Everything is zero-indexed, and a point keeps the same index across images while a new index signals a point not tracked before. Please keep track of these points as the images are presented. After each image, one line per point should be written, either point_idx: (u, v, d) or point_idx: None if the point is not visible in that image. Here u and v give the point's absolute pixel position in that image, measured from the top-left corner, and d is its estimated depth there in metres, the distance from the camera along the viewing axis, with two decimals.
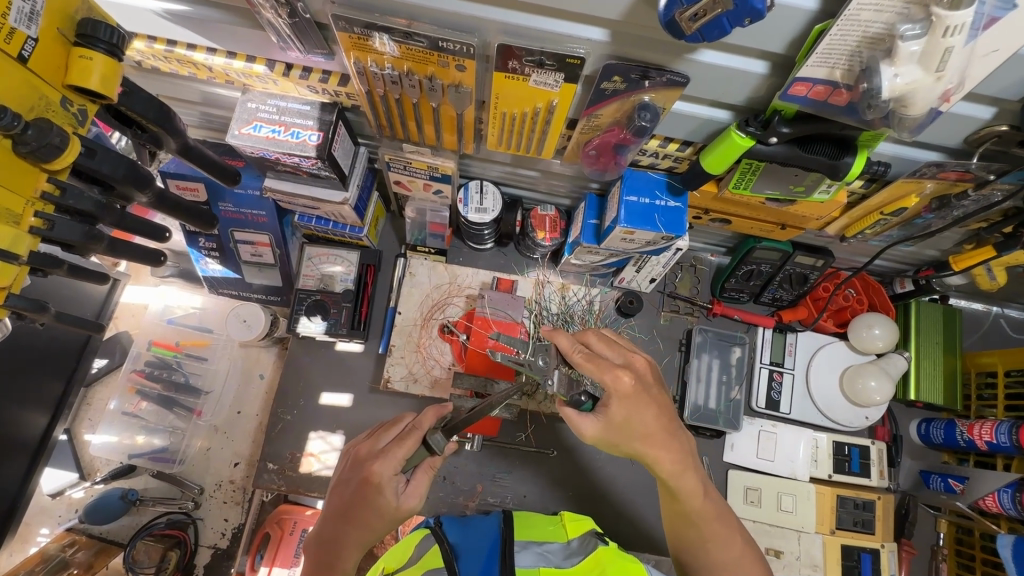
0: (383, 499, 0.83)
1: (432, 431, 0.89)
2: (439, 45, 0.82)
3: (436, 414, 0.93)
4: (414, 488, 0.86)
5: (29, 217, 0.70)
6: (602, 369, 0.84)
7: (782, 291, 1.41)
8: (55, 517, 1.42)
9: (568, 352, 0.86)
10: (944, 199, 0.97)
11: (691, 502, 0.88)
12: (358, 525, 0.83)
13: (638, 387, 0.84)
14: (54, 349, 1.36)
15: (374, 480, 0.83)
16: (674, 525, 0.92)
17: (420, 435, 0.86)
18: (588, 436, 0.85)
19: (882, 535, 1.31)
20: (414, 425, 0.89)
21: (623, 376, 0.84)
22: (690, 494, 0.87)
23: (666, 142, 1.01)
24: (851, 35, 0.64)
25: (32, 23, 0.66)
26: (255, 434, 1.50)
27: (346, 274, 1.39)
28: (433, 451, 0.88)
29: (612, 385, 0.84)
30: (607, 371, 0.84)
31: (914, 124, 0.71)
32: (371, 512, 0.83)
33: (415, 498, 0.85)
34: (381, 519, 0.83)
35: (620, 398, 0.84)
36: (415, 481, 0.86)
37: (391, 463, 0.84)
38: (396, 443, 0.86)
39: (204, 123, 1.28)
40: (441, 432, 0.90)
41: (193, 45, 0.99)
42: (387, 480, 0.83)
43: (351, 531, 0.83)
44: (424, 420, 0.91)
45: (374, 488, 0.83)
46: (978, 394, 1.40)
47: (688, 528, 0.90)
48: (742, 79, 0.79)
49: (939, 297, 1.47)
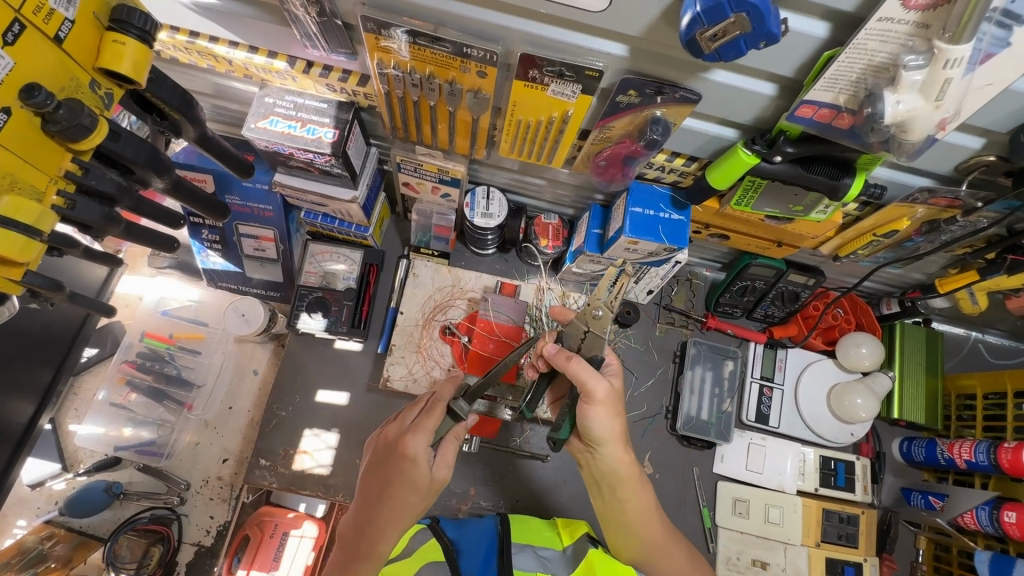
0: (418, 472, 0.85)
1: (454, 399, 0.91)
2: (462, 51, 0.85)
3: (452, 385, 0.95)
4: (443, 458, 0.90)
5: (51, 195, 0.70)
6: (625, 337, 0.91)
7: (774, 308, 1.45)
8: (33, 509, 1.37)
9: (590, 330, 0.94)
10: (934, 223, 1.02)
11: (633, 509, 0.99)
12: (395, 505, 0.86)
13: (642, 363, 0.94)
14: (48, 335, 1.33)
15: (409, 455, 0.85)
16: (607, 506, 1.01)
17: (444, 405, 0.89)
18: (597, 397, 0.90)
19: (865, 549, 1.35)
20: (435, 397, 0.92)
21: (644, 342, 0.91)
22: (633, 493, 0.98)
23: (672, 157, 1.05)
24: (857, 63, 0.68)
25: (70, 5, 0.67)
26: (246, 430, 1.47)
27: (348, 273, 1.40)
28: (457, 417, 0.90)
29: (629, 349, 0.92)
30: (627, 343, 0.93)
31: (912, 149, 0.75)
32: (406, 490, 0.85)
33: (445, 467, 0.89)
34: (417, 494, 0.86)
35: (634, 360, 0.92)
36: (443, 451, 0.90)
37: (422, 436, 0.86)
38: (425, 416, 0.89)
39: (217, 117, 1.29)
40: (464, 398, 0.91)
41: (216, 38, 1.01)
42: (421, 452, 0.86)
43: (389, 512, 0.86)
44: (443, 391, 0.94)
45: (409, 462, 0.86)
46: (957, 415, 1.45)
47: (620, 512, 1.00)
48: (752, 100, 0.83)
49: (922, 319, 1.53)
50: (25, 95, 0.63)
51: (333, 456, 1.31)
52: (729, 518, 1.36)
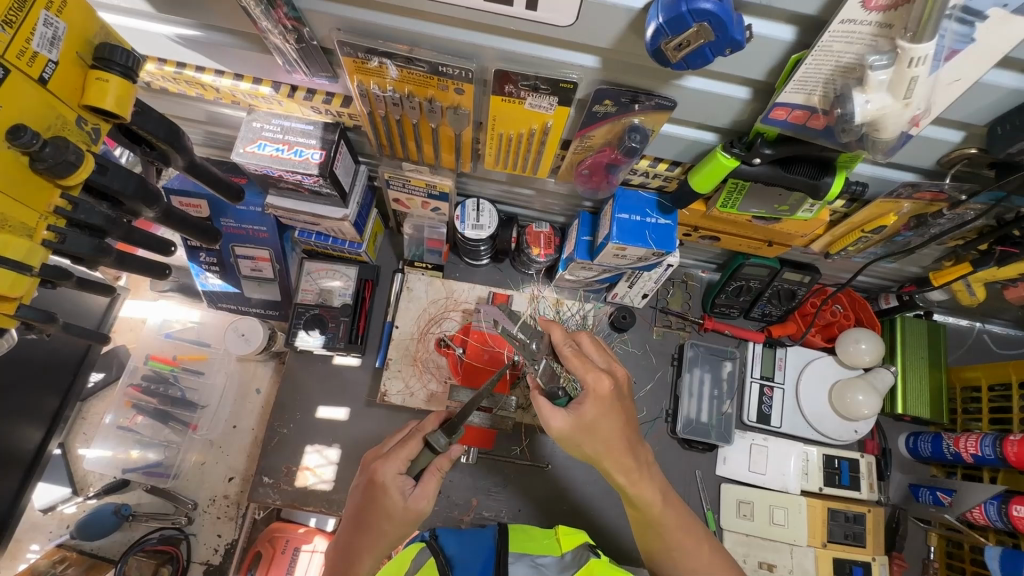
0: (388, 500, 0.87)
1: (433, 432, 0.92)
2: (439, 70, 0.86)
3: (438, 420, 0.97)
4: (421, 491, 0.88)
5: (42, 230, 0.73)
6: (587, 367, 0.90)
7: (771, 307, 1.44)
8: (46, 534, 1.40)
9: (559, 344, 0.94)
10: (922, 218, 1.01)
11: (663, 527, 0.95)
12: (370, 532, 0.88)
13: (614, 394, 0.89)
14: (54, 362, 1.37)
15: (378, 482, 0.88)
16: (642, 532, 0.98)
17: (420, 437, 0.90)
18: (556, 429, 0.88)
19: (873, 548, 1.33)
20: (416, 430, 0.95)
21: (604, 378, 0.89)
22: (649, 503, 0.93)
23: (655, 162, 1.05)
24: (824, 66, 0.69)
25: (53, 48, 0.70)
26: (251, 448, 1.49)
27: (344, 289, 1.41)
28: (435, 452, 0.91)
29: (592, 385, 0.89)
30: (591, 371, 0.89)
31: (887, 147, 0.75)
32: (379, 518, 0.87)
33: (422, 499, 0.87)
34: (390, 522, 0.87)
35: (595, 399, 0.88)
36: (422, 484, 0.89)
37: (393, 463, 0.89)
38: (400, 446, 0.92)
39: (209, 142, 1.31)
40: (444, 432, 0.92)
41: (202, 68, 1.03)
42: (391, 480, 0.88)
43: (365, 538, 0.88)
44: (427, 424, 0.96)
45: (379, 489, 0.88)
46: (964, 408, 1.43)
47: (654, 535, 0.96)
48: (726, 104, 0.83)
49: (924, 312, 1.51)
50: (11, 136, 0.66)
51: (335, 471, 1.33)
52: (734, 520, 1.35)
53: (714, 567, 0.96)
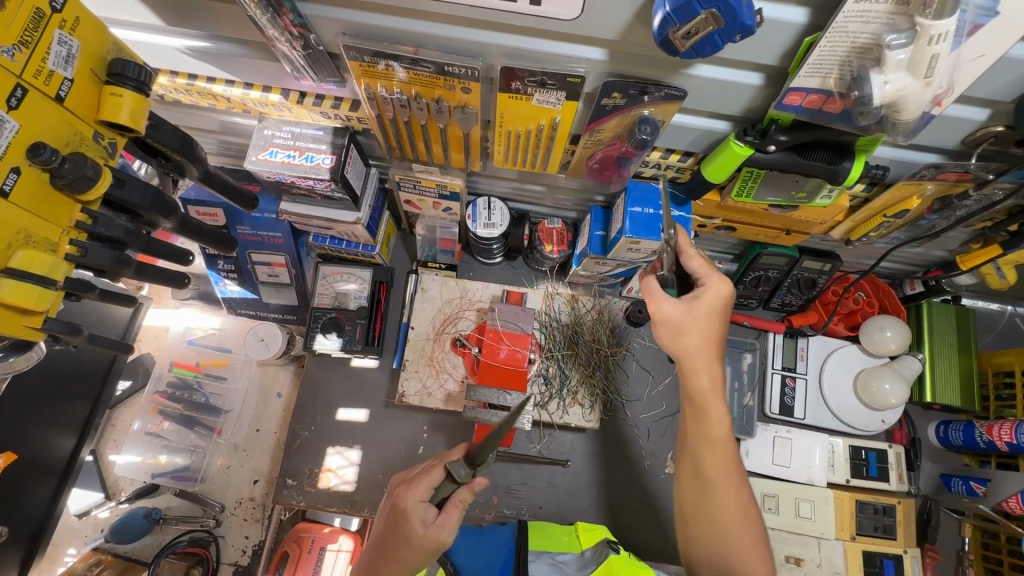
0: (410, 527, 0.86)
1: (455, 462, 0.87)
2: (445, 70, 0.86)
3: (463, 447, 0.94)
4: (443, 520, 0.86)
5: (64, 244, 0.74)
6: (707, 264, 0.87)
7: (791, 296, 1.41)
8: (81, 538, 1.44)
9: (685, 248, 0.89)
10: (947, 200, 0.98)
11: None
12: (392, 558, 0.87)
13: (730, 301, 0.86)
14: (82, 372, 1.40)
15: (400, 506, 0.88)
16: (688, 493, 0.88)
17: (441, 466, 0.87)
18: (667, 314, 0.86)
19: (904, 540, 1.30)
20: (441, 457, 0.94)
21: (727, 282, 0.86)
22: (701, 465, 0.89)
23: (667, 154, 1.04)
24: (840, 46, 0.67)
25: (68, 65, 0.71)
26: (274, 450, 1.52)
27: (360, 292, 1.42)
28: (455, 482, 0.86)
29: (709, 278, 0.86)
30: (716, 270, 0.86)
31: (908, 128, 0.73)
32: (400, 543, 0.86)
33: (443, 530, 0.86)
34: (411, 549, 0.86)
35: (712, 296, 0.85)
36: (445, 513, 0.87)
37: (416, 489, 0.88)
38: (423, 472, 0.91)
39: (222, 151, 1.34)
40: (466, 463, 0.87)
41: (213, 78, 1.05)
42: (413, 505, 0.87)
43: (386, 562, 0.87)
44: (452, 453, 0.94)
45: (401, 514, 0.87)
46: (996, 394, 1.38)
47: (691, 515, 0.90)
48: (738, 91, 0.82)
49: (950, 297, 1.46)
50: (31, 154, 0.67)
51: (356, 472, 1.34)
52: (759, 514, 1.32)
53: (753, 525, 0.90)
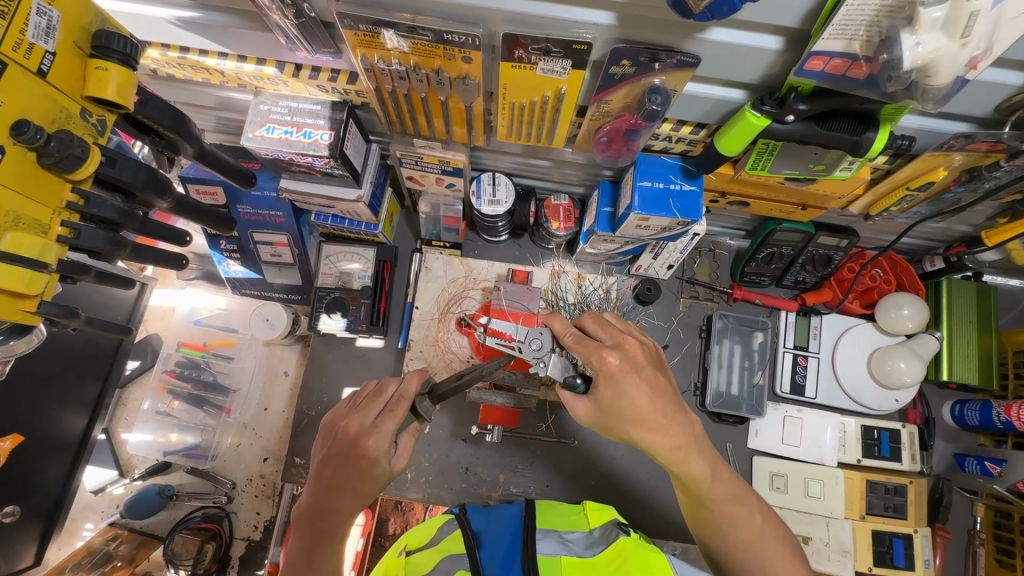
0: (380, 470, 0.82)
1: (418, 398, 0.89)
2: (444, 38, 0.82)
3: (420, 378, 0.91)
4: (403, 450, 0.87)
5: (56, 226, 0.73)
6: (589, 351, 0.86)
7: (805, 273, 1.37)
8: (98, 513, 1.46)
9: (561, 334, 0.91)
10: (974, 171, 0.93)
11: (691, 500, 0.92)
12: (355, 496, 0.83)
13: (625, 368, 0.84)
14: (89, 353, 1.41)
15: (369, 454, 0.81)
16: (689, 510, 0.92)
17: (409, 405, 0.84)
18: (583, 416, 0.88)
19: (915, 520, 1.29)
20: (399, 394, 0.87)
21: (608, 357, 0.84)
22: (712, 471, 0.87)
23: (679, 125, 0.99)
24: (869, 5, 0.62)
25: (49, 38, 0.68)
26: (282, 429, 1.53)
27: (363, 271, 1.40)
28: (420, 417, 0.90)
29: (598, 366, 0.85)
30: (594, 352, 0.85)
31: (939, 95, 0.68)
32: (367, 484, 0.82)
33: (404, 458, 0.87)
34: (376, 486, 0.84)
35: (606, 378, 0.84)
36: (403, 443, 0.87)
37: (383, 436, 0.81)
38: (386, 415, 0.84)
39: (221, 128, 1.31)
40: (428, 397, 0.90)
41: (205, 52, 1.01)
42: (383, 452, 0.81)
43: (348, 502, 0.82)
44: (409, 387, 0.89)
45: (370, 461, 0.81)
46: (1015, 372, 1.33)
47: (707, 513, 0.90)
48: (756, 57, 0.77)
49: (972, 274, 1.41)
50: (16, 131, 0.65)
51: None
52: (768, 493, 1.31)
53: (763, 528, 0.89)
